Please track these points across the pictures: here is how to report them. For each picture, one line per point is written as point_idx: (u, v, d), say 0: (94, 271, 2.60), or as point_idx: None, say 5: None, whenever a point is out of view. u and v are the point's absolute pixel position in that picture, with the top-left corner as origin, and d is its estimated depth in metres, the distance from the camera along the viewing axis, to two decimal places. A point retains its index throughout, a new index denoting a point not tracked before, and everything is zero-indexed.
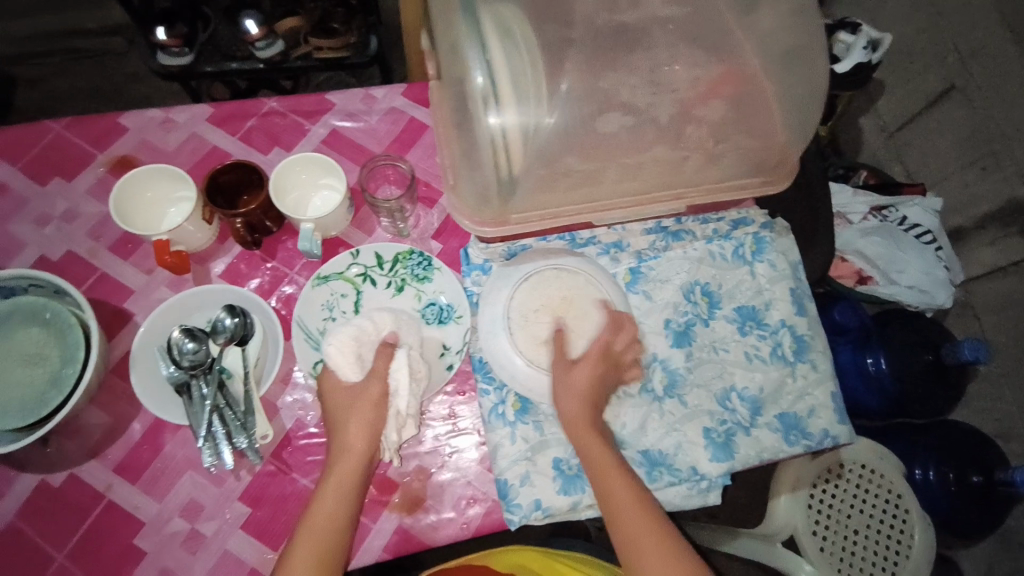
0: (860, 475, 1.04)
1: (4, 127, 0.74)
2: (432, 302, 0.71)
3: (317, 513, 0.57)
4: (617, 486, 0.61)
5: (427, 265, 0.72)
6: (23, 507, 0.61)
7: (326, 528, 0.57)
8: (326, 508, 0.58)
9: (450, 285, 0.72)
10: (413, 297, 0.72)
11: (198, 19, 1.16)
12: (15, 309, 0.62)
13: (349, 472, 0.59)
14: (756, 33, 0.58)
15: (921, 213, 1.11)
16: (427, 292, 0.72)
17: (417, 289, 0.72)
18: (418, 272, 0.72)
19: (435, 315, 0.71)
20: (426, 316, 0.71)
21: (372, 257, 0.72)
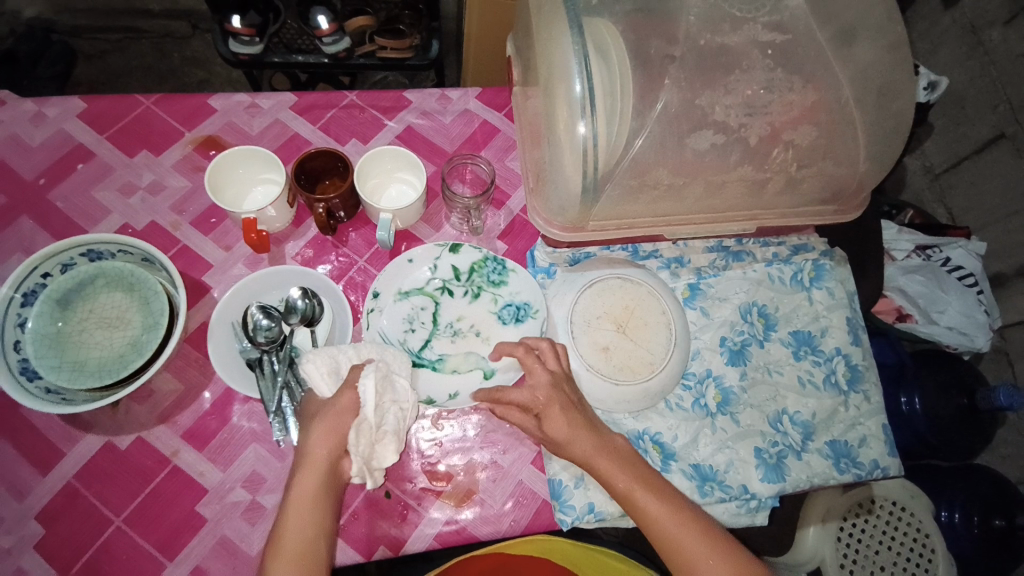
0: (891, 512, 1.02)
1: (96, 97, 0.76)
2: (509, 303, 0.71)
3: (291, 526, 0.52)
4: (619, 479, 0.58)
5: (502, 269, 0.72)
6: (84, 469, 0.61)
7: (302, 539, 0.51)
8: (303, 517, 0.52)
9: (524, 284, 0.72)
10: (491, 301, 0.72)
11: (269, 10, 1.19)
12: (101, 273, 0.63)
13: (317, 476, 0.54)
14: (855, 66, 0.62)
15: (964, 257, 1.10)
16: (501, 292, 0.72)
17: (493, 293, 0.72)
18: (493, 277, 0.72)
19: (512, 314, 0.71)
20: (504, 316, 0.71)
21: (449, 270, 0.72)
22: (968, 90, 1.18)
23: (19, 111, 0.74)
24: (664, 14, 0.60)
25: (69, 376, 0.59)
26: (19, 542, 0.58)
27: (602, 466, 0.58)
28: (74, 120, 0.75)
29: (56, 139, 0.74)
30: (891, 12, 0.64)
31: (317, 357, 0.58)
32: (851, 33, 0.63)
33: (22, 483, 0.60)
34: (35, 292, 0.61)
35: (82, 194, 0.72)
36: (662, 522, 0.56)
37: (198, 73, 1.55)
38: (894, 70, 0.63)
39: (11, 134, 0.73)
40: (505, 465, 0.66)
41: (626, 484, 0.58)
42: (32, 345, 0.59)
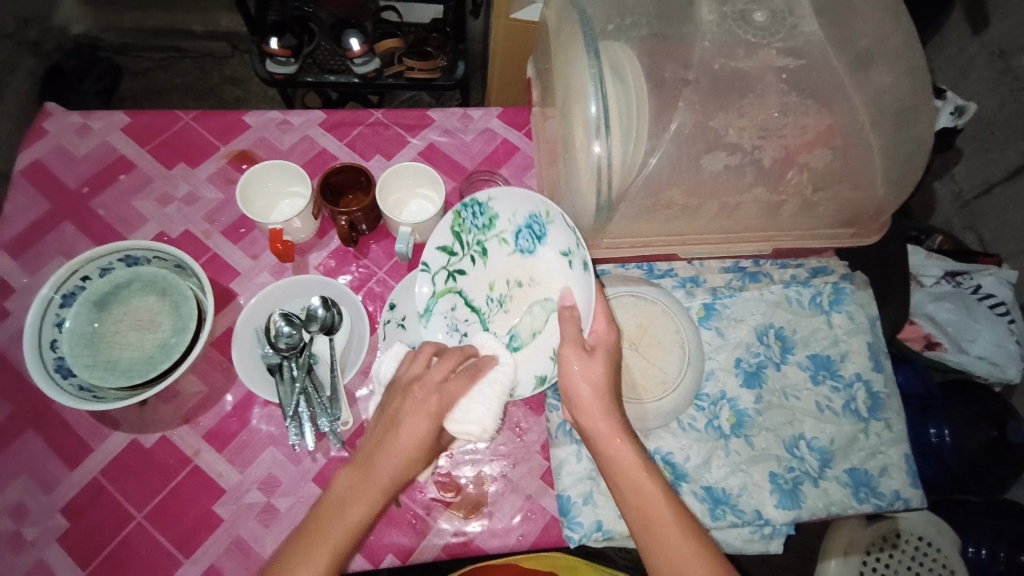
0: (917, 547, 0.98)
1: (139, 113, 0.81)
2: (519, 228, 0.67)
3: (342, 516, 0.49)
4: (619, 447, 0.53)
5: (483, 211, 0.67)
6: (109, 465, 0.63)
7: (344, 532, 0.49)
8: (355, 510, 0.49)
9: (565, 235, 0.63)
10: (501, 244, 0.68)
11: (305, 33, 1.25)
12: (136, 277, 0.66)
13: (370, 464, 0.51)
14: (871, 91, 0.63)
15: (995, 284, 1.06)
16: (501, 229, 0.68)
17: (495, 236, 0.68)
18: (478, 220, 0.67)
19: (529, 236, 0.66)
20: (521, 248, 0.68)
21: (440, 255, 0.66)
22: (996, 116, 1.16)
23: (67, 124, 0.79)
24: (679, 39, 0.62)
25: (100, 374, 0.61)
26: (43, 534, 0.60)
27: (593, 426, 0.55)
28: (119, 133, 0.80)
29: (101, 151, 0.78)
30: (909, 39, 0.65)
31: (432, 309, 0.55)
32: (867, 58, 0.63)
33: (52, 476, 0.63)
34: (74, 293, 0.64)
35: (122, 203, 0.76)
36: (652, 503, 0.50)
37: (233, 91, 1.62)
38: (911, 96, 0.63)
39: (58, 145, 0.78)
40: (515, 478, 0.66)
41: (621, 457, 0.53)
42: (67, 344, 0.62)
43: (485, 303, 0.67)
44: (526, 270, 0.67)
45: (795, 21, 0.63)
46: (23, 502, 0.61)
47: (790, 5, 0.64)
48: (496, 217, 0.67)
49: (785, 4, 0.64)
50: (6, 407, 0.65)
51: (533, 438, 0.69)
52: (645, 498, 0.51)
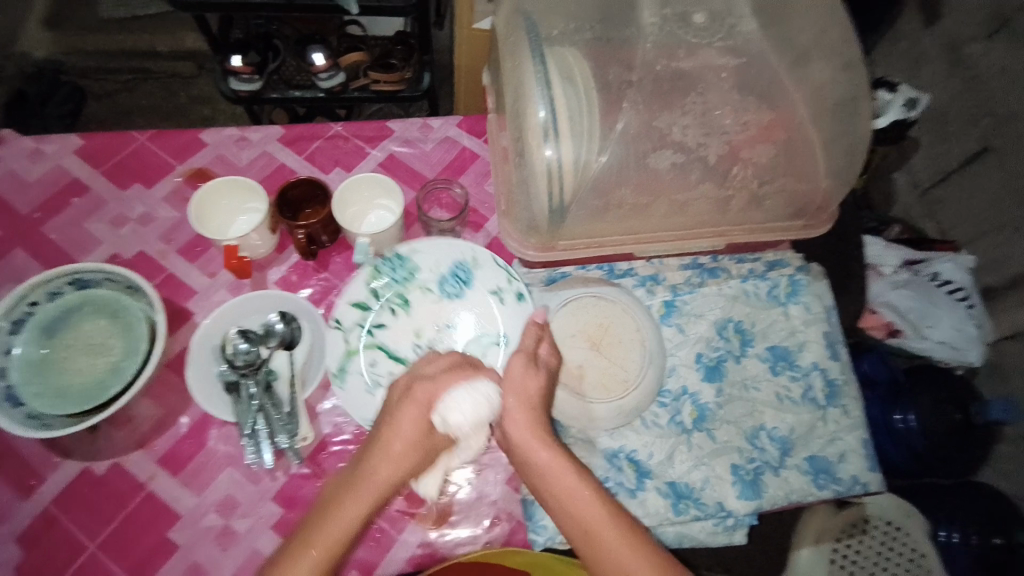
0: (885, 531, 0.99)
1: (93, 134, 0.80)
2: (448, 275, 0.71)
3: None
4: (539, 451, 0.56)
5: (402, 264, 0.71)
6: (61, 495, 0.62)
7: None
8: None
9: (496, 274, 0.71)
10: (424, 292, 0.71)
11: (269, 50, 1.24)
12: (86, 301, 0.65)
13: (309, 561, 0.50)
14: (809, 86, 0.65)
15: (953, 270, 1.09)
16: (423, 279, 0.71)
17: (422, 286, 0.71)
18: (396, 273, 0.71)
19: (456, 282, 0.71)
20: (448, 295, 0.71)
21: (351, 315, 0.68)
22: (949, 107, 1.20)
23: (16, 148, 0.78)
24: (621, 43, 0.63)
25: (49, 402, 0.60)
26: None
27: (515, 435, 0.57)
28: (71, 155, 0.79)
29: (52, 174, 0.78)
30: (846, 36, 0.67)
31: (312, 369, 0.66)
32: (806, 55, 0.65)
33: (4, 508, 0.61)
34: (23, 319, 0.63)
35: (75, 226, 0.75)
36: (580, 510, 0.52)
37: (201, 109, 1.61)
38: (850, 89, 0.66)
39: (8, 169, 0.77)
40: (481, 485, 0.66)
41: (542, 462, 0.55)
42: (17, 371, 0.61)
43: (411, 351, 0.68)
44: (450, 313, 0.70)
45: (735, 21, 0.65)
46: None
47: (730, 5, 0.66)
48: (414, 270, 0.71)
49: (725, 5, 0.66)
50: None
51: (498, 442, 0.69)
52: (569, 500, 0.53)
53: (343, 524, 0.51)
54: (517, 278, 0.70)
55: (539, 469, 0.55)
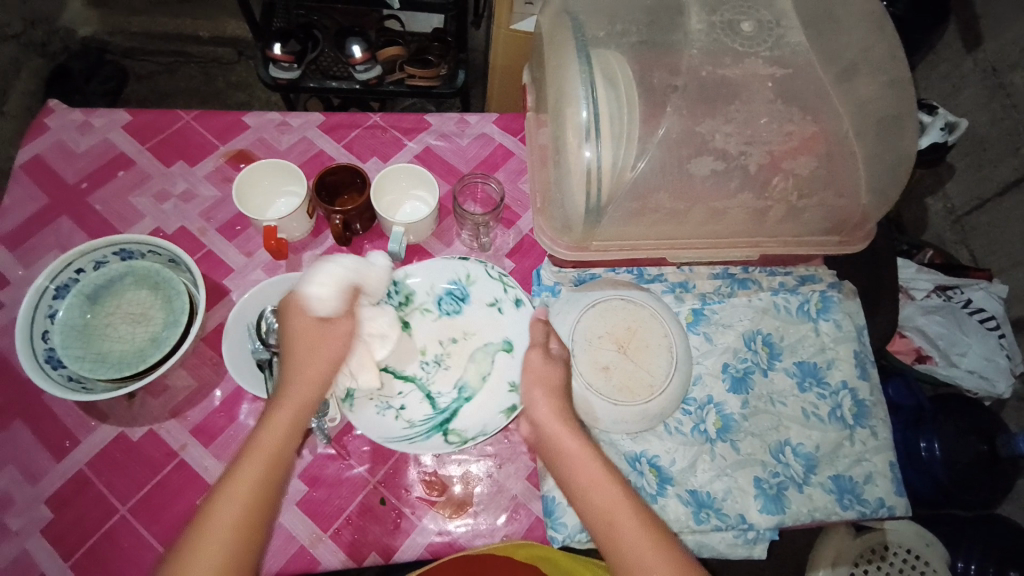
0: (905, 559, 0.98)
1: (140, 111, 0.82)
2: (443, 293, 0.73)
3: (218, 518, 0.48)
4: (573, 443, 0.56)
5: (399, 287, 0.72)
6: (96, 458, 0.64)
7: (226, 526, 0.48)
8: (226, 511, 0.48)
9: (491, 287, 0.73)
10: (424, 314, 0.72)
11: (308, 39, 1.26)
12: (129, 272, 0.67)
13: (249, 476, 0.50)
14: (855, 100, 0.64)
15: (985, 298, 1.07)
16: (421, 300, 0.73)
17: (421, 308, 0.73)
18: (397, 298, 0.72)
19: (451, 300, 0.73)
20: (446, 312, 0.73)
21: None
22: (988, 133, 1.18)
23: (67, 120, 0.81)
24: (667, 47, 0.63)
25: (90, 366, 0.62)
26: (28, 525, 0.60)
27: (555, 431, 0.57)
28: (119, 130, 0.81)
29: (100, 147, 0.80)
30: (893, 52, 0.67)
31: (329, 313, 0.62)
32: (852, 69, 0.65)
33: (38, 468, 0.63)
34: (68, 285, 0.64)
35: (120, 199, 0.77)
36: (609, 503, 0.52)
37: (238, 95, 1.64)
38: (896, 106, 0.65)
39: (58, 140, 0.79)
40: (501, 479, 0.66)
41: (581, 453, 0.55)
42: (59, 335, 0.62)
43: (419, 369, 0.70)
44: (455, 327, 0.72)
45: (782, 32, 0.65)
46: (8, 492, 0.62)
47: (777, 16, 0.66)
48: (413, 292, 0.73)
49: (773, 16, 0.66)
50: None
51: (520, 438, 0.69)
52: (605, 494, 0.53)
53: (275, 433, 0.52)
54: (512, 284, 0.72)
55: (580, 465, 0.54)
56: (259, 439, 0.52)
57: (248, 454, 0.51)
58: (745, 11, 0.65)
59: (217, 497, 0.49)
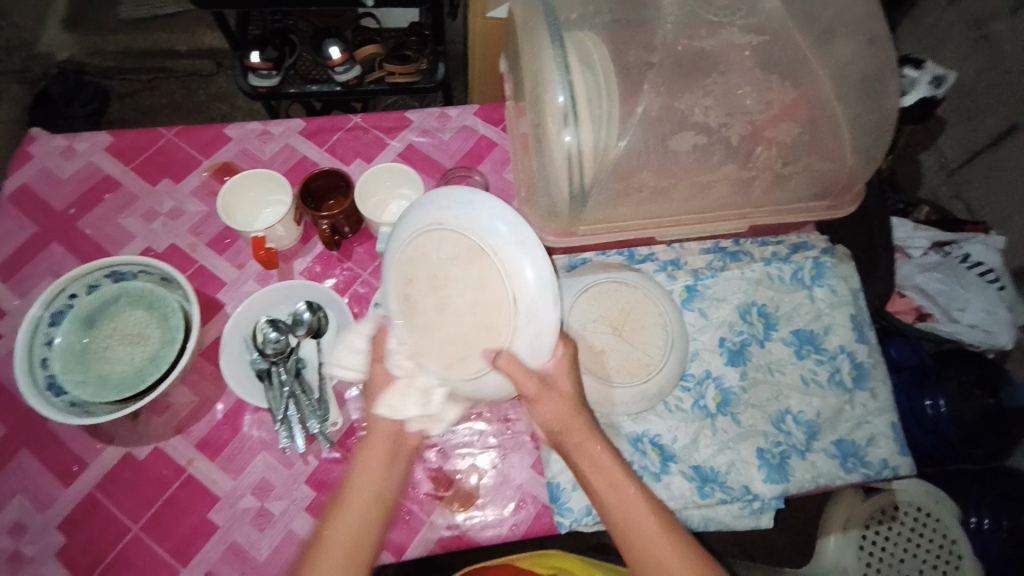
0: (916, 518, 1.01)
1: (122, 132, 0.82)
2: None
3: (326, 556, 0.53)
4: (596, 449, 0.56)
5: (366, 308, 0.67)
6: (104, 479, 0.65)
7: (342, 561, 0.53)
8: (333, 556, 0.53)
9: None
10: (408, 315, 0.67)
11: (286, 45, 1.26)
12: (123, 293, 0.67)
13: (357, 505, 0.55)
14: (833, 65, 0.64)
15: (984, 251, 1.06)
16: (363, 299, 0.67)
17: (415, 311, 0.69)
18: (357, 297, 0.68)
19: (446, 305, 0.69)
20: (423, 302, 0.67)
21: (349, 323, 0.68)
22: (976, 83, 1.17)
23: (50, 146, 0.81)
24: (642, 24, 0.63)
25: (91, 390, 0.63)
26: (42, 551, 0.62)
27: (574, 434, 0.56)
28: (102, 152, 0.81)
29: (85, 171, 0.80)
30: (869, 12, 0.66)
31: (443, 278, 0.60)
32: (828, 33, 0.65)
33: (48, 494, 0.64)
34: (63, 311, 0.65)
35: (108, 221, 0.78)
36: (625, 512, 0.53)
37: (221, 107, 1.64)
38: (876, 65, 0.65)
39: (42, 168, 0.80)
40: (505, 469, 0.67)
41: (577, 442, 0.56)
42: (57, 361, 0.63)
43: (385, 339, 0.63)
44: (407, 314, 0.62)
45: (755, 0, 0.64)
46: (20, 521, 0.63)
47: None
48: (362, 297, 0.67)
49: None
50: (1, 429, 0.67)
51: (523, 427, 0.69)
52: (624, 501, 0.54)
53: (363, 489, 0.56)
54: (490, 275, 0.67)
55: (591, 458, 0.55)
56: (356, 492, 0.56)
57: (338, 516, 0.55)
58: None
59: (323, 546, 0.53)
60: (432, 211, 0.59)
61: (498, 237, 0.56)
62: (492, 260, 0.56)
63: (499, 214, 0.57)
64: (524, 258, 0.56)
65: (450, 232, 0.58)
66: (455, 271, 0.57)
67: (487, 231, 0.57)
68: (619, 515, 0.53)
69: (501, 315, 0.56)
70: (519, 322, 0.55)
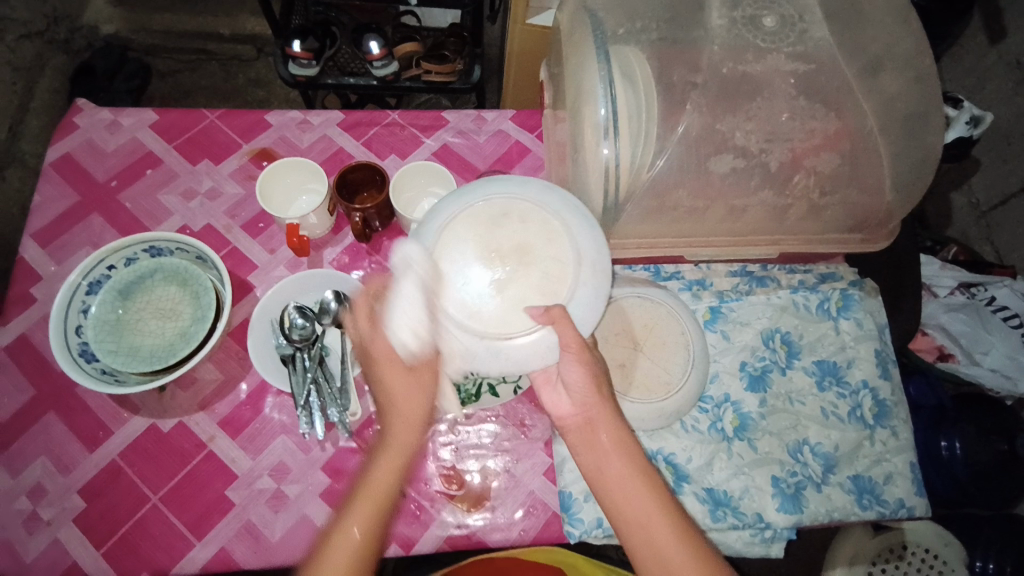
0: (923, 559, 0.99)
1: (167, 111, 0.84)
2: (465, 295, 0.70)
3: (342, 538, 0.52)
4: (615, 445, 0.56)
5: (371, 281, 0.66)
6: (127, 448, 0.66)
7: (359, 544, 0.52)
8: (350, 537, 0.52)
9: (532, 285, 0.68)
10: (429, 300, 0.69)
11: (327, 36, 1.27)
12: (159, 268, 0.69)
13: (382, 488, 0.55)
14: (880, 96, 0.63)
15: (1010, 296, 1.04)
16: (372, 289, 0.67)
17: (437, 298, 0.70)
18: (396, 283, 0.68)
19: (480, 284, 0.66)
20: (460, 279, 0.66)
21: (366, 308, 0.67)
22: (1015, 127, 1.16)
23: (97, 120, 0.83)
24: (689, 43, 0.63)
25: (122, 359, 0.64)
26: (59, 514, 0.63)
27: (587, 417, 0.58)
28: (146, 129, 0.83)
29: (129, 146, 0.82)
30: (919, 48, 0.66)
31: (520, 232, 0.58)
32: (877, 65, 0.64)
33: (71, 459, 0.65)
34: (100, 281, 0.66)
35: (148, 197, 0.79)
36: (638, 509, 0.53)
37: (258, 92, 1.66)
38: (923, 102, 0.64)
39: (88, 140, 0.82)
40: (518, 474, 0.67)
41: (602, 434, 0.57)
42: (92, 329, 0.64)
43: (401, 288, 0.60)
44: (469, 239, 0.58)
45: (805, 27, 0.64)
46: (42, 482, 0.64)
47: (801, 11, 0.65)
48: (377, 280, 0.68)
49: (796, 11, 0.65)
50: (29, 391, 0.68)
51: (537, 434, 0.70)
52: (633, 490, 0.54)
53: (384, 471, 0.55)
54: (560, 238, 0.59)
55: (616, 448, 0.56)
56: (371, 483, 0.54)
57: (353, 507, 0.53)
58: (768, 5, 0.64)
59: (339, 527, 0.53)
60: (573, 214, 0.59)
61: (587, 285, 0.57)
62: (561, 287, 0.57)
63: (601, 272, 0.58)
64: (580, 315, 0.56)
65: (555, 224, 0.58)
66: (536, 265, 0.57)
67: (574, 242, 0.58)
68: (636, 520, 0.53)
69: (507, 323, 0.56)
70: (512, 334, 0.56)
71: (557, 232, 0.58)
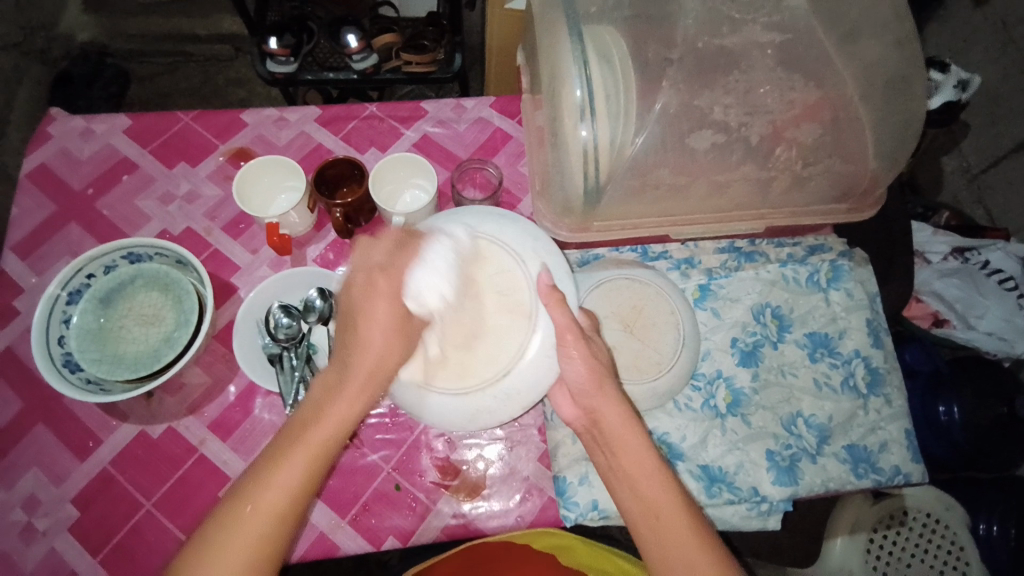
0: (924, 524, 0.99)
1: (141, 115, 0.83)
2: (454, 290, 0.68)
3: (264, 491, 0.44)
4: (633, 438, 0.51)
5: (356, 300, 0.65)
6: (117, 455, 0.66)
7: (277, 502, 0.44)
8: (271, 494, 0.44)
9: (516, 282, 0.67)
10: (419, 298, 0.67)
11: (304, 32, 1.26)
12: (139, 274, 0.68)
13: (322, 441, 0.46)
14: (859, 63, 0.63)
15: (1004, 258, 1.03)
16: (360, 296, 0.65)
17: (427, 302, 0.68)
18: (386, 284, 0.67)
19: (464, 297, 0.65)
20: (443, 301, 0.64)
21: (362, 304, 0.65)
22: None
23: (70, 127, 0.81)
24: (663, 18, 0.62)
25: (107, 368, 0.64)
26: (54, 525, 0.63)
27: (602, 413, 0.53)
28: (120, 134, 0.82)
29: (103, 152, 0.81)
30: (899, 11, 0.64)
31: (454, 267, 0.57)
32: (856, 31, 0.63)
33: (62, 469, 0.65)
34: (80, 290, 0.66)
35: (126, 202, 0.78)
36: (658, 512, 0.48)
37: (239, 92, 1.65)
38: (905, 65, 0.63)
39: (62, 148, 0.80)
40: (512, 461, 0.67)
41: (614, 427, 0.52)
42: (75, 339, 0.64)
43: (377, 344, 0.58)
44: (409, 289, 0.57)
45: None
46: (35, 494, 0.64)
47: None
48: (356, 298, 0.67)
49: None
50: (17, 404, 0.68)
51: (530, 421, 0.69)
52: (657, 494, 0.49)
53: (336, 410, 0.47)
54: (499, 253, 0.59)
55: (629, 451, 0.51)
56: (321, 417, 0.47)
57: (284, 452, 0.45)
58: None
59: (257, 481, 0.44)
60: (502, 226, 0.60)
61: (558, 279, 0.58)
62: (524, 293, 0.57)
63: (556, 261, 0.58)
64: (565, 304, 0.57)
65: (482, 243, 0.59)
66: (487, 290, 0.57)
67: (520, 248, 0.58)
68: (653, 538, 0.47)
69: (493, 357, 0.55)
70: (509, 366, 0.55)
71: (498, 246, 0.58)
